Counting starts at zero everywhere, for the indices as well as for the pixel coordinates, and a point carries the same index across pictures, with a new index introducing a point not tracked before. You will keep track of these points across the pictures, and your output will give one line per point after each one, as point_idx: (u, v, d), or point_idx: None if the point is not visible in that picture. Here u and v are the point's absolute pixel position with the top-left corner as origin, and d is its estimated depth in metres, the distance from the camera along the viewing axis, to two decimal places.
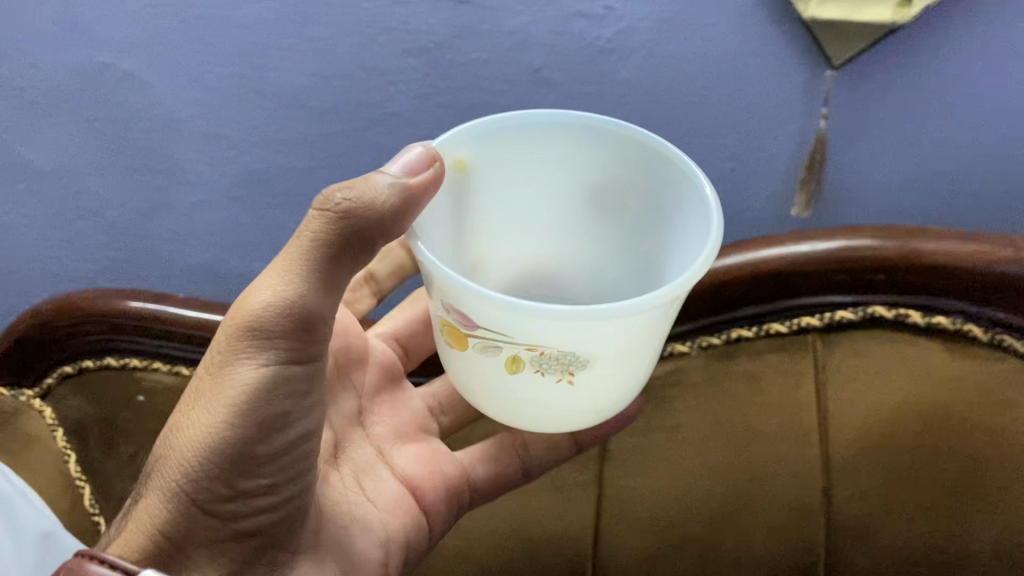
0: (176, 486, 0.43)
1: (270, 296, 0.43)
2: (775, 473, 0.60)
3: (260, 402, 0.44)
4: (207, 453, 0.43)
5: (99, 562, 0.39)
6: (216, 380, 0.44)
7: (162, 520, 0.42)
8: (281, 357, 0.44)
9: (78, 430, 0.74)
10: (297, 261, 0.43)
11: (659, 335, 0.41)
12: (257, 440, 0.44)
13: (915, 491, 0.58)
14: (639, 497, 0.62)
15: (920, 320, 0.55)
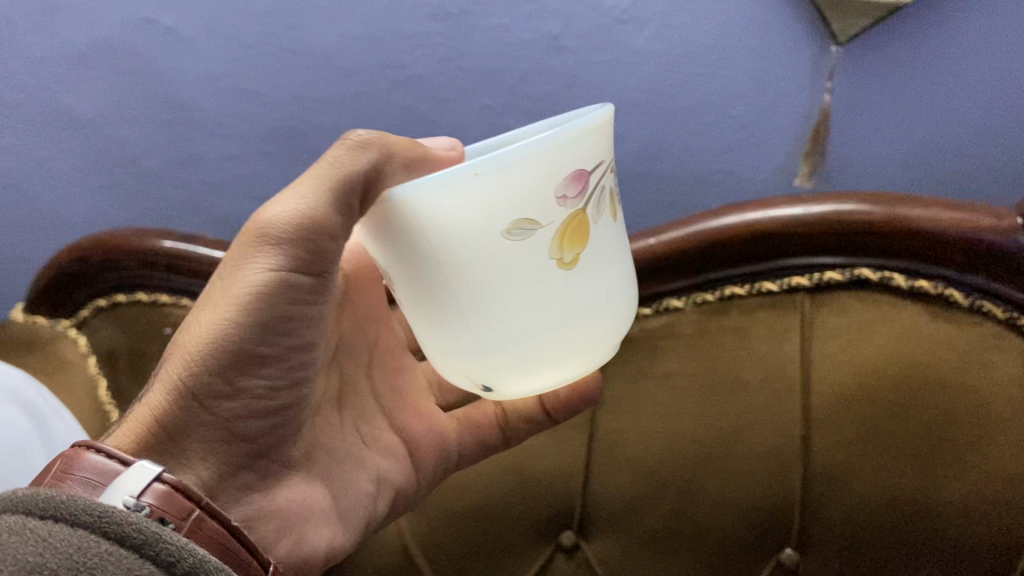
0: (178, 381, 0.45)
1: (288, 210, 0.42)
2: (755, 420, 0.63)
3: (266, 305, 0.44)
4: (216, 351, 0.45)
5: (96, 452, 0.40)
6: (227, 280, 0.45)
7: (162, 411, 0.44)
8: (289, 266, 0.44)
9: (110, 357, 0.79)
10: (319, 185, 0.42)
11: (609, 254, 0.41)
12: (257, 342, 0.46)
13: (889, 446, 0.59)
14: (627, 442, 0.66)
15: (903, 283, 0.58)
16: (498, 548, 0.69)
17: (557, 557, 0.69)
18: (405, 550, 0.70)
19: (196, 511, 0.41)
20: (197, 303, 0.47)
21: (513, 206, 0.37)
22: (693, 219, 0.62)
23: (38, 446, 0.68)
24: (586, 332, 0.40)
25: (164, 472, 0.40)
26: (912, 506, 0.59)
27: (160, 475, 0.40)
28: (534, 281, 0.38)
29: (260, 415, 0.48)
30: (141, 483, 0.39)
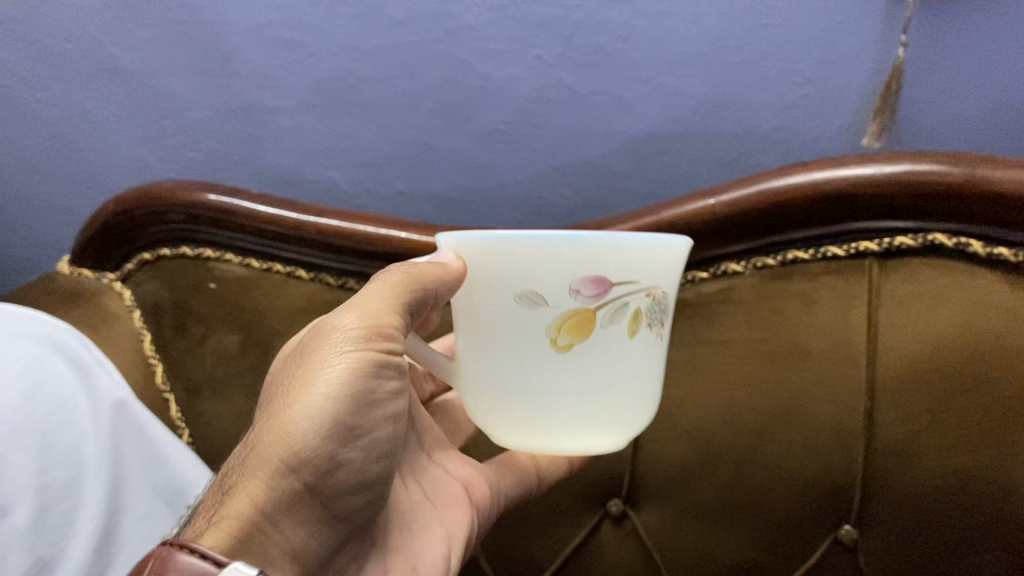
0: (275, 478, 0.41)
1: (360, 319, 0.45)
2: (818, 390, 0.59)
3: (348, 395, 0.44)
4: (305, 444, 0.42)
5: (191, 552, 0.36)
6: (301, 380, 0.44)
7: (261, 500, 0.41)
8: (369, 355, 0.45)
9: (155, 312, 0.77)
10: (382, 300, 0.45)
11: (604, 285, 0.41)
12: (345, 436, 0.45)
13: (962, 419, 0.56)
14: (682, 410, 0.63)
15: (981, 251, 0.55)
16: (545, 514, 0.67)
17: (603, 527, 0.67)
18: None
19: None
20: (272, 406, 0.44)
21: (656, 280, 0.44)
22: (757, 176, 0.60)
23: (83, 400, 0.68)
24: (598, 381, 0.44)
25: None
26: (992, 487, 0.55)
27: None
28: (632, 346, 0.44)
29: (344, 506, 0.46)
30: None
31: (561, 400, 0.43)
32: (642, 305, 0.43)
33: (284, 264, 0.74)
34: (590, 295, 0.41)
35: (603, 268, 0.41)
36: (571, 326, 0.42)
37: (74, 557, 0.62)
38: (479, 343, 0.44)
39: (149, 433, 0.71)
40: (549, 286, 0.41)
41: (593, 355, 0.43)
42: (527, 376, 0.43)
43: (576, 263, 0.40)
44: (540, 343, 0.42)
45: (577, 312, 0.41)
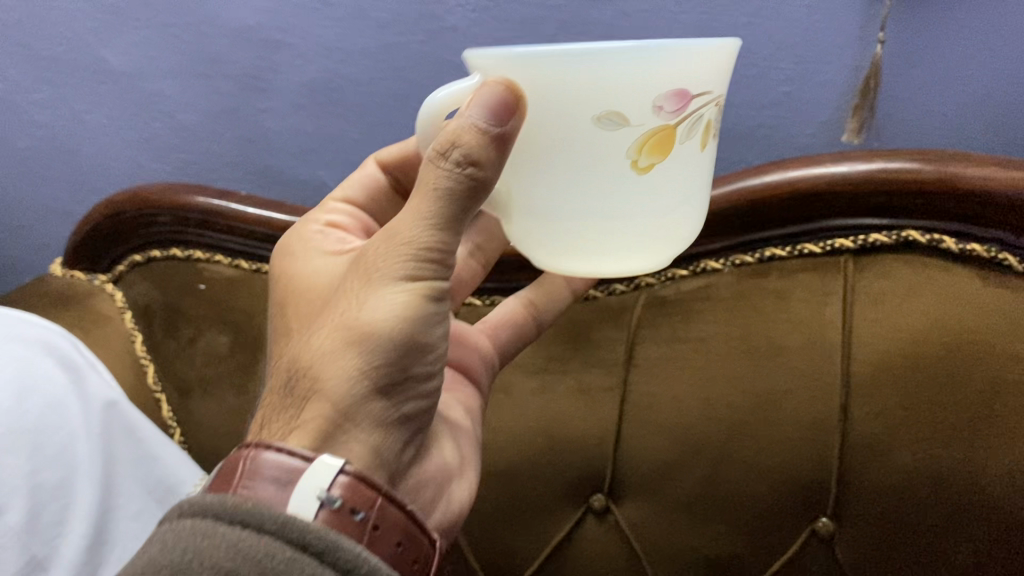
0: (347, 391, 0.41)
1: (409, 228, 0.41)
2: (793, 386, 0.60)
3: (410, 311, 0.42)
4: (372, 353, 0.41)
5: (274, 450, 0.39)
6: (357, 295, 0.42)
7: (331, 409, 0.41)
8: (424, 264, 0.42)
9: (145, 313, 0.78)
10: (425, 195, 0.40)
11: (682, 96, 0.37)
12: (413, 348, 0.43)
13: (934, 415, 0.57)
14: (661, 406, 0.64)
15: (954, 247, 0.56)
16: (530, 507, 0.68)
17: (586, 519, 0.68)
18: None
19: (378, 499, 0.38)
20: (332, 320, 0.42)
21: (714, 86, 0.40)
22: (733, 175, 0.61)
23: (77, 401, 0.69)
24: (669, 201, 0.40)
25: (346, 464, 0.38)
26: (955, 483, 0.57)
27: (342, 467, 0.38)
28: (696, 158, 0.41)
29: (421, 405, 0.46)
30: (329, 479, 0.37)
31: (639, 223, 0.39)
32: (708, 116, 0.40)
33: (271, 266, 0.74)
34: (673, 109, 0.37)
35: (684, 78, 0.36)
36: (652, 146, 0.37)
37: (66, 555, 0.63)
38: (535, 176, 0.40)
39: (140, 433, 0.72)
40: (632, 107, 0.36)
41: (666, 171, 0.39)
42: (600, 202, 0.39)
43: (657, 80, 0.35)
44: (620, 169, 0.38)
45: (657, 132, 0.37)
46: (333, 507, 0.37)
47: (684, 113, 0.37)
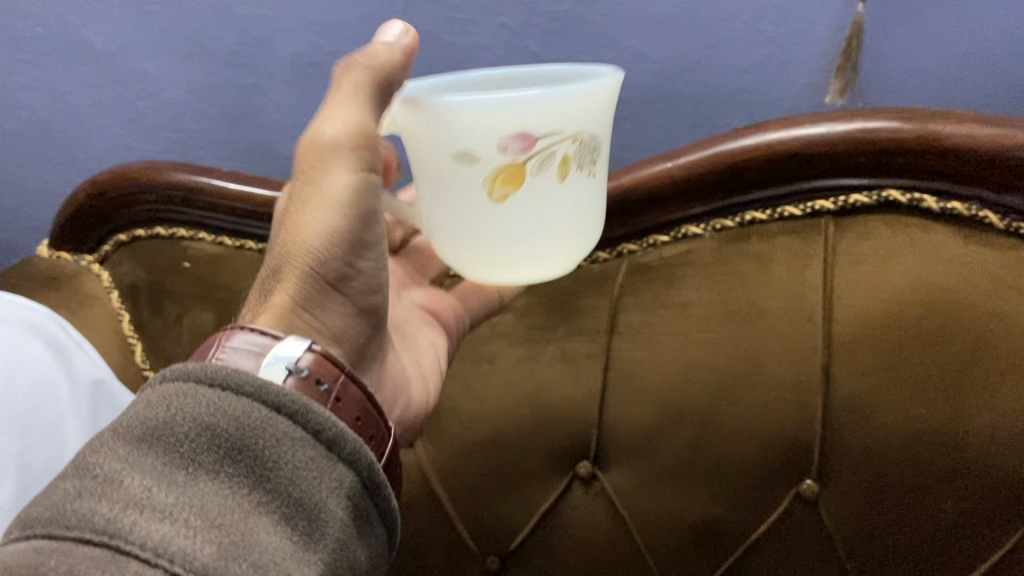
0: (309, 274, 0.46)
1: (340, 127, 0.43)
2: (777, 349, 0.60)
3: (355, 209, 0.45)
4: (329, 244, 0.45)
5: (247, 330, 0.42)
6: (307, 184, 0.45)
7: (294, 296, 0.46)
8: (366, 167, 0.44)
9: (131, 292, 0.78)
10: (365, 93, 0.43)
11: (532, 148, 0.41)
12: (361, 237, 0.46)
13: (916, 374, 0.57)
14: (645, 372, 0.64)
15: (934, 206, 0.55)
16: (517, 476, 0.69)
17: (575, 488, 0.68)
18: (426, 482, 0.71)
19: (342, 377, 0.41)
20: (291, 206, 0.46)
21: (591, 128, 0.43)
22: (714, 140, 0.59)
23: (63, 381, 0.69)
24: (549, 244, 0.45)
25: (314, 345, 0.41)
26: (933, 441, 0.57)
27: (311, 345, 0.41)
28: (565, 197, 0.44)
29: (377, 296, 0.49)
30: (299, 352, 0.41)
31: (509, 244, 0.44)
32: (569, 156, 0.43)
33: (255, 242, 0.74)
34: (519, 150, 0.41)
35: (528, 123, 0.40)
36: (503, 179, 0.42)
37: None
38: (433, 204, 0.46)
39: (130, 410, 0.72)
40: (476, 144, 0.41)
41: (523, 207, 0.43)
42: (471, 230, 0.44)
43: (496, 122, 0.40)
44: (478, 201, 0.43)
45: (502, 166, 0.42)
46: (301, 375, 0.40)
47: (531, 154, 0.41)
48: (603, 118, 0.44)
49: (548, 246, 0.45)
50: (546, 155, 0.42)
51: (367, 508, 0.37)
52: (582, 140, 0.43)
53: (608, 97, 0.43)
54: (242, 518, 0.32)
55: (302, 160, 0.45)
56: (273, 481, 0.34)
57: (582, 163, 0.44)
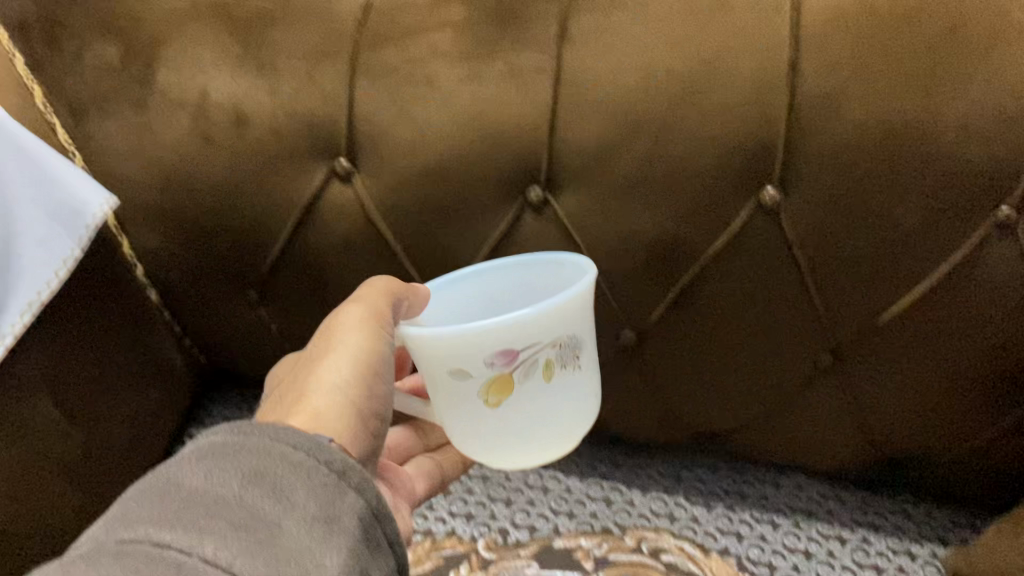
0: (330, 394, 0.50)
1: (358, 311, 0.54)
2: (739, 43, 0.56)
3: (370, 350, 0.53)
4: (346, 385, 0.51)
5: None
6: (323, 352, 0.53)
7: (317, 409, 0.49)
8: (373, 323, 0.53)
9: (19, 26, 0.67)
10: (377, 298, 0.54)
11: (511, 352, 0.51)
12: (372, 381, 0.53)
13: (888, 60, 0.53)
14: (599, 81, 0.58)
15: None
16: (462, 209, 0.64)
17: (525, 215, 0.64)
18: (366, 217, 0.66)
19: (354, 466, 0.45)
20: (309, 368, 0.53)
21: (569, 332, 0.53)
22: None
23: None
24: (548, 406, 0.54)
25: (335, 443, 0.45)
26: (891, 146, 0.55)
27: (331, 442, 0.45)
28: (549, 383, 0.54)
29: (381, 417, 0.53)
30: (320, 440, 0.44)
31: (516, 416, 0.54)
32: (549, 356, 0.52)
33: None
34: (504, 364, 0.51)
35: (510, 337, 0.50)
36: (495, 390, 0.53)
37: None
38: (444, 415, 0.56)
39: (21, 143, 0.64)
40: (467, 367, 0.51)
41: (515, 402, 0.53)
42: (477, 425, 0.55)
43: (482, 343, 0.50)
44: (476, 407, 0.54)
45: (494, 380, 0.52)
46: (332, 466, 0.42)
47: (516, 364, 0.52)
48: (581, 315, 0.53)
49: (541, 424, 0.55)
50: (525, 334, 0.50)
51: (383, 534, 0.43)
52: (559, 344, 0.52)
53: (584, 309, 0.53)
54: (270, 532, 0.38)
55: (303, 373, 0.53)
56: (295, 509, 0.40)
57: (564, 353, 0.53)
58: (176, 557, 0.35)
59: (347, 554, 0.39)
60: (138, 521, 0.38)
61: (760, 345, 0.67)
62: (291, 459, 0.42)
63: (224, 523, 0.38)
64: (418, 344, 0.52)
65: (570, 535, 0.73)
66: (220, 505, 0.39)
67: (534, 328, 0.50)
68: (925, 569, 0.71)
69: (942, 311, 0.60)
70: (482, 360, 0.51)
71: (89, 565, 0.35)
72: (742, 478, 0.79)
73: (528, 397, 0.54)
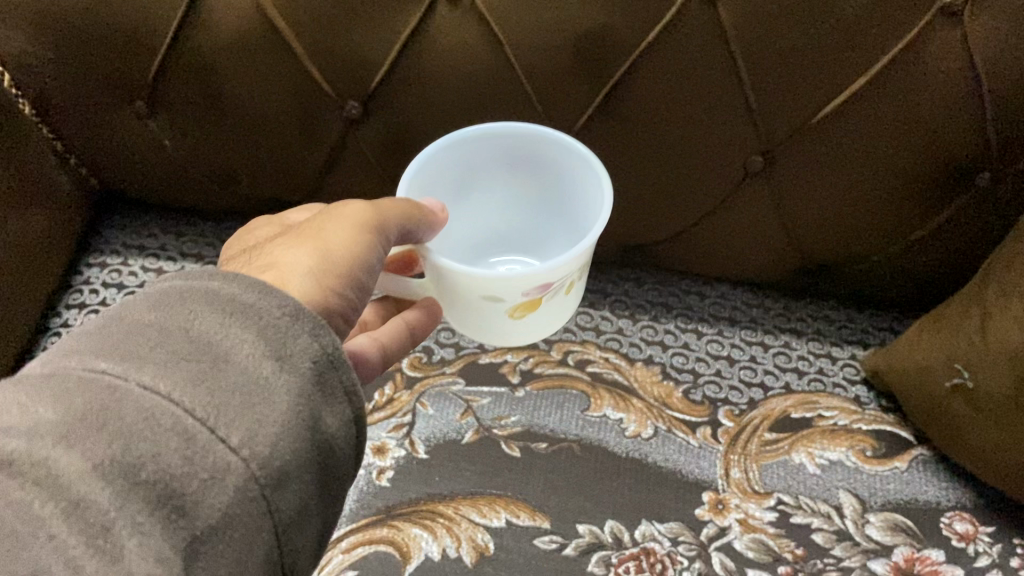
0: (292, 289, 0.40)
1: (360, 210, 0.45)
2: None
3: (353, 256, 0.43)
4: (308, 281, 0.41)
5: None
6: (308, 234, 0.44)
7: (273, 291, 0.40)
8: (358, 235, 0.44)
9: None
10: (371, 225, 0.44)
11: (538, 297, 0.52)
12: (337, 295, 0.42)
13: None
14: None
15: None
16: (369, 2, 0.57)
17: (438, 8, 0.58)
18: (262, 13, 0.59)
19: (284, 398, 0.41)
20: (284, 247, 0.43)
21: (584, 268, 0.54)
22: None
23: None
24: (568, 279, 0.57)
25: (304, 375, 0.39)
26: None
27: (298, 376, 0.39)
28: (573, 284, 0.55)
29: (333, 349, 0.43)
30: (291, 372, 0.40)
31: (534, 315, 0.55)
32: (569, 282, 0.54)
33: None
34: (536, 293, 0.51)
35: (544, 279, 0.50)
36: (521, 308, 0.53)
37: None
38: (456, 317, 0.56)
39: None
40: (496, 292, 0.50)
41: (536, 311, 0.55)
42: (497, 318, 0.55)
43: (513, 283, 0.49)
44: (496, 317, 0.54)
45: (521, 307, 0.53)
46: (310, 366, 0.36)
47: (546, 290, 0.52)
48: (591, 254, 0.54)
49: (561, 305, 0.57)
50: (555, 284, 0.52)
51: (333, 379, 0.37)
52: (580, 266, 0.52)
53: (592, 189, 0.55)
54: (203, 386, 0.33)
55: (277, 248, 0.44)
56: (233, 364, 0.34)
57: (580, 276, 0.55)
58: (107, 380, 0.32)
59: (295, 398, 0.35)
60: (77, 349, 0.34)
61: (692, 144, 0.64)
62: (254, 322, 0.36)
63: (163, 355, 0.33)
64: (441, 278, 0.51)
65: (498, 351, 0.72)
66: (164, 336, 0.34)
67: (564, 290, 0.55)
68: (844, 371, 0.73)
69: (880, 103, 0.58)
70: (508, 295, 0.51)
71: (21, 386, 0.32)
72: (667, 290, 0.77)
73: (550, 299, 0.55)
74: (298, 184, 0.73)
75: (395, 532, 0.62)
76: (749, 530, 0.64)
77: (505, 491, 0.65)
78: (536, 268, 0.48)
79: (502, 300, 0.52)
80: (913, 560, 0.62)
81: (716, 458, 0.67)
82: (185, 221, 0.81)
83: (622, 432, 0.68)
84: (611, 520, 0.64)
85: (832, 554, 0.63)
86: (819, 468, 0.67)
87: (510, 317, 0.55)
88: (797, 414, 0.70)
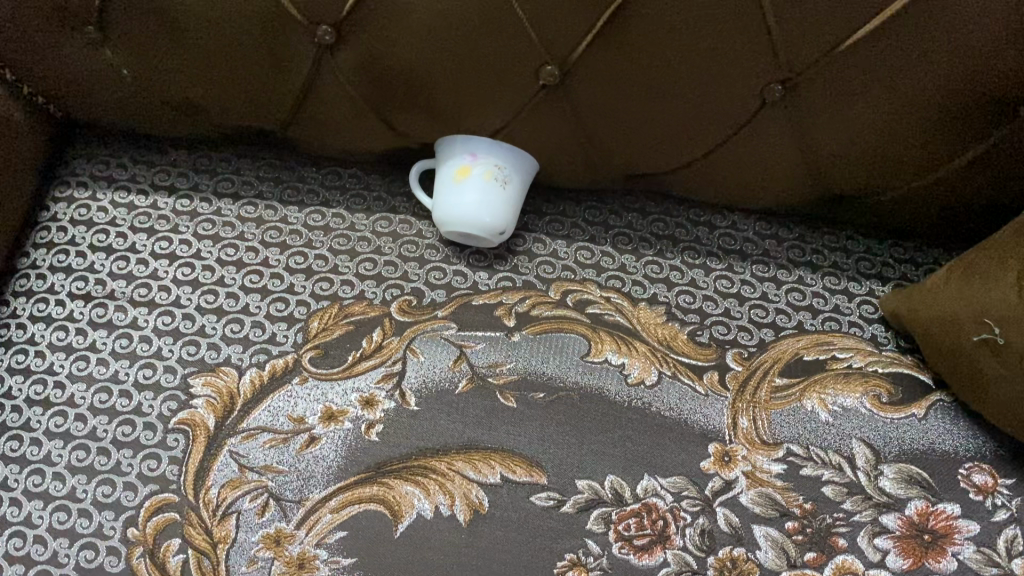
0: None
1: None
2: None
3: None
4: None
5: None
6: None
7: None
8: None
9: None
10: None
11: (486, 195, 0.65)
12: None
13: None
14: None
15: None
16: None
17: None
18: None
19: None
20: None
21: (514, 196, 0.66)
22: None
23: None
24: (505, 231, 0.66)
25: None
26: None
27: None
28: (498, 223, 0.65)
29: None
30: None
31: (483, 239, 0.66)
32: (502, 186, 0.65)
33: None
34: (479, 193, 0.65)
35: (482, 164, 0.65)
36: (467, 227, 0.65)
37: None
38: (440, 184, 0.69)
39: None
40: (446, 184, 0.66)
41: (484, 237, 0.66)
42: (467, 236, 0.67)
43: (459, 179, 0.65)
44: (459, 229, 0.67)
45: (464, 219, 0.65)
46: None
47: (491, 186, 0.65)
48: (503, 164, 0.66)
49: (502, 236, 0.66)
50: (492, 175, 0.65)
51: None
52: (502, 172, 0.65)
53: (498, 186, 0.65)
54: None
55: None
56: None
57: (509, 185, 0.65)
58: None
59: None
60: None
61: (703, 74, 0.57)
62: None
63: None
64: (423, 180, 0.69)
65: (491, 293, 0.68)
66: None
67: (501, 186, 0.65)
68: (861, 309, 0.68)
69: (917, 25, 0.52)
70: (460, 191, 0.65)
71: None
72: (674, 220, 0.72)
73: (485, 228, 0.65)
74: (272, 114, 0.67)
75: (387, 490, 0.60)
76: (756, 484, 0.61)
77: (500, 446, 0.62)
78: (468, 173, 0.65)
79: (452, 197, 0.65)
80: (927, 514, 0.60)
81: (723, 407, 0.64)
82: (156, 149, 0.75)
83: (624, 379, 0.64)
84: (611, 474, 0.61)
85: (842, 508, 0.60)
86: (831, 415, 0.63)
87: (471, 239, 0.67)
88: (809, 356, 0.66)
